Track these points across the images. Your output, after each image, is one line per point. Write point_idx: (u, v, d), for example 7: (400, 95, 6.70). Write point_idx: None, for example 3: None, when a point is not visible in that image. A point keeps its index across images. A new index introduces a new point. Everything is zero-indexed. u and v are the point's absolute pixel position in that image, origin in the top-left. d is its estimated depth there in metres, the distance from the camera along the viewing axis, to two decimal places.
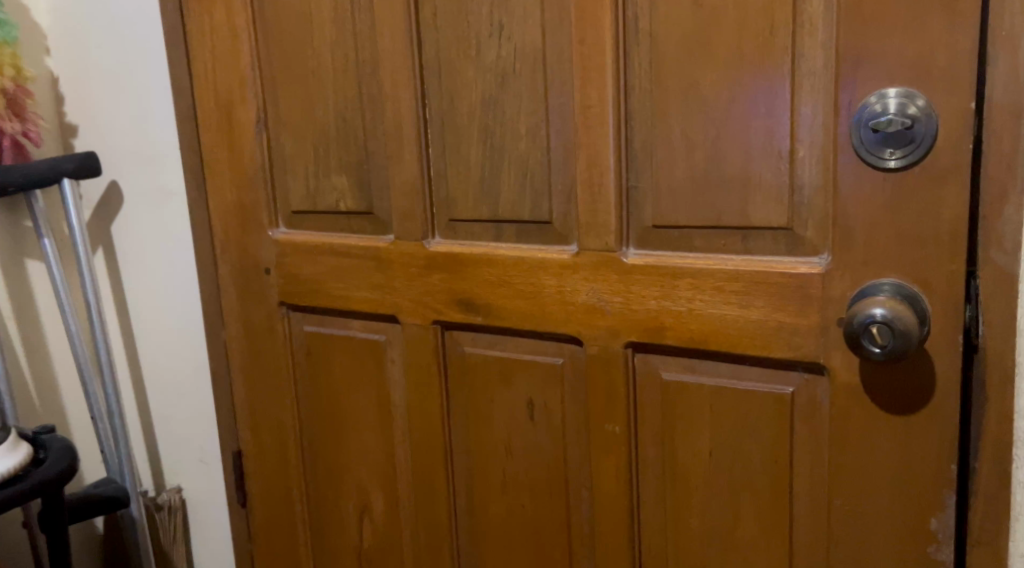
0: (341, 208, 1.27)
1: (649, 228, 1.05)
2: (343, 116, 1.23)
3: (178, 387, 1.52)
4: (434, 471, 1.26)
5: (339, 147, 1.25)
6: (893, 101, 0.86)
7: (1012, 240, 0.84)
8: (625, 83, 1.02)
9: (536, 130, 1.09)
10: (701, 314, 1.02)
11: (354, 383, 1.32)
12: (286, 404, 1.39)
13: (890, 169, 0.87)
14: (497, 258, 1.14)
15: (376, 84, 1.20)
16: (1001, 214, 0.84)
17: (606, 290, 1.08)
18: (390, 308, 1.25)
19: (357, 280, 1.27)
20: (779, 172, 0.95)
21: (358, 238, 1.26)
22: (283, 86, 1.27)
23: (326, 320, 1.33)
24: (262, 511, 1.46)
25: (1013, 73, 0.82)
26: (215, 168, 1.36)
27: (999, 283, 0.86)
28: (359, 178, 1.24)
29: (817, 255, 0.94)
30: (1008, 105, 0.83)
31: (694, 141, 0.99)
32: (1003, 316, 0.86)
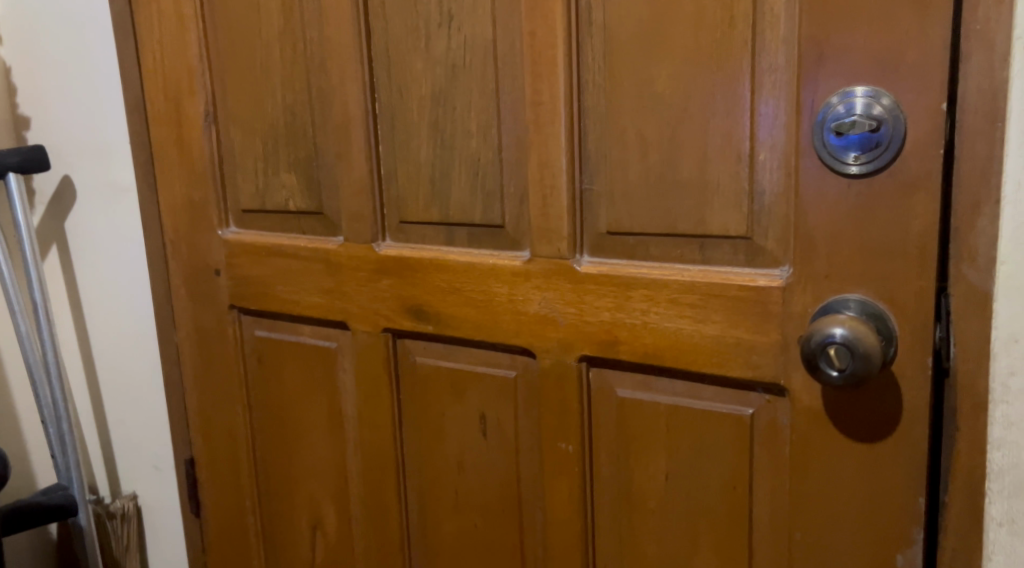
0: (291, 207, 1.21)
1: (604, 234, 0.98)
2: (292, 110, 1.17)
3: (134, 391, 1.47)
4: (386, 486, 1.20)
5: (289, 143, 1.19)
6: (859, 101, 0.79)
7: (986, 254, 0.77)
8: (579, 78, 0.95)
9: (487, 127, 1.02)
10: (657, 327, 0.95)
11: (306, 391, 1.27)
12: (238, 411, 1.33)
13: (855, 174, 0.80)
14: (447, 264, 1.08)
15: (325, 76, 1.13)
16: (974, 226, 0.77)
17: (558, 300, 1.01)
18: (340, 314, 1.18)
19: (307, 283, 1.21)
20: (737, 177, 0.88)
21: (307, 239, 1.20)
22: (232, 79, 1.21)
23: (277, 325, 1.27)
24: (215, 522, 1.40)
25: (989, 71, 0.75)
26: (165, 163, 1.30)
27: (973, 302, 0.78)
28: (309, 177, 1.18)
29: (777, 266, 0.87)
30: (982, 106, 0.75)
31: (649, 142, 0.93)
32: (976, 338, 0.79)
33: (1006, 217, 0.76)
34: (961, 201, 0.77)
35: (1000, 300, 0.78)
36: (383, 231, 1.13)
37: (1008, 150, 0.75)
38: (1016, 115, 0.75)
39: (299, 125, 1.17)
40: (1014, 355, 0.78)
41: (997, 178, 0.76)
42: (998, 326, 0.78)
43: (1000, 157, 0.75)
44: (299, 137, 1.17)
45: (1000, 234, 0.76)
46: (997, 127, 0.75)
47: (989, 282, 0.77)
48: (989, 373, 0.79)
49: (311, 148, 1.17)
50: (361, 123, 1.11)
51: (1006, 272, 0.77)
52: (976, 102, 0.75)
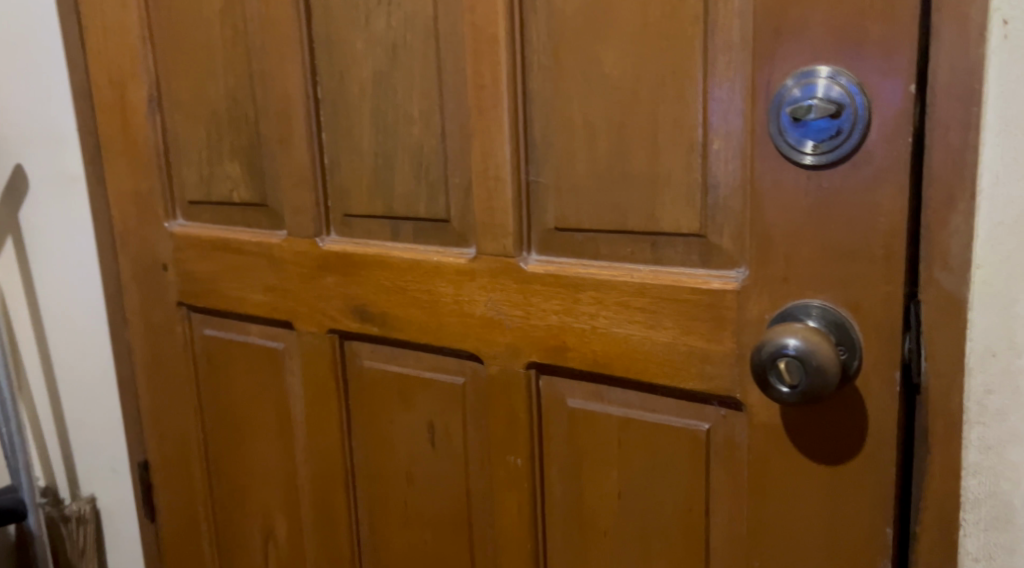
0: (236, 199, 1.14)
1: (552, 230, 0.90)
2: (235, 95, 1.10)
3: (89, 389, 1.41)
4: (335, 496, 1.13)
5: (233, 131, 1.12)
6: (815, 83, 0.70)
7: (960, 256, 0.69)
8: (522, 58, 0.87)
9: (429, 113, 0.95)
10: (606, 333, 0.87)
11: (255, 394, 1.20)
12: (190, 413, 1.27)
13: (815, 165, 0.72)
14: (392, 261, 1.00)
15: (267, 59, 1.06)
16: (947, 225, 0.69)
17: (505, 302, 0.93)
18: (286, 313, 1.12)
19: (253, 280, 1.14)
20: (690, 168, 0.80)
21: (252, 233, 1.13)
22: (176, 62, 1.14)
23: (226, 324, 1.21)
24: (170, 528, 1.34)
25: (962, 49, 0.66)
26: (111, 151, 1.24)
27: (945, 310, 0.70)
28: (253, 166, 1.11)
29: (732, 267, 0.79)
30: (955, 89, 0.67)
31: (597, 128, 0.84)
32: (949, 350, 0.70)
33: (981, 215, 0.68)
34: (932, 196, 0.69)
35: (974, 307, 0.69)
36: (328, 225, 1.07)
37: (984, 139, 0.67)
38: (993, 100, 0.66)
39: (242, 111, 1.10)
40: (991, 371, 0.69)
41: (972, 170, 0.68)
42: (973, 337, 0.69)
43: (975, 146, 0.67)
44: (243, 124, 1.11)
45: (975, 234, 0.68)
46: (972, 112, 0.67)
47: (963, 288, 0.69)
48: (963, 389, 0.71)
49: (255, 136, 1.10)
50: (303, 110, 1.04)
51: (981, 276, 0.68)
52: (949, 84, 0.67)
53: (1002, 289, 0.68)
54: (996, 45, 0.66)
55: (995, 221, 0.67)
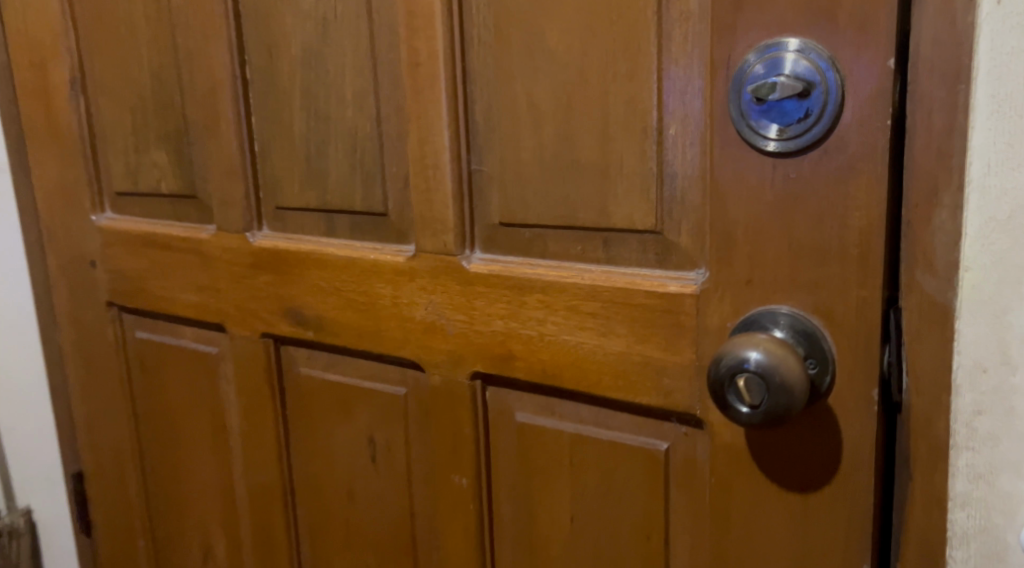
0: (163, 189, 1.05)
1: (496, 226, 0.81)
2: (160, 76, 1.01)
3: (21, 394, 1.32)
4: (273, 514, 1.05)
5: (159, 115, 1.03)
6: (778, 58, 0.61)
7: (946, 257, 0.60)
8: (460, 33, 0.78)
9: (363, 95, 0.85)
10: (555, 340, 0.78)
11: (189, 402, 1.11)
12: (123, 422, 1.18)
13: (784, 152, 0.63)
14: (324, 259, 0.91)
15: (192, 37, 0.97)
16: (931, 221, 0.60)
17: (445, 305, 0.84)
18: (216, 315, 1.03)
19: (183, 280, 1.05)
20: (643, 156, 0.71)
21: (180, 228, 1.04)
22: (99, 41, 1.05)
23: (158, 326, 1.12)
24: (106, 543, 1.26)
25: (949, 18, 0.58)
26: (34, 138, 1.14)
27: (928, 318, 0.61)
28: (181, 155, 1.03)
29: (691, 268, 0.71)
30: (941, 64, 0.58)
31: (543, 111, 0.75)
32: (933, 363, 0.62)
33: (968, 208, 0.60)
34: (915, 189, 0.60)
35: (962, 317, 0.61)
36: (260, 219, 0.98)
37: (973, 122, 0.58)
38: (982, 76, 0.58)
39: (169, 95, 1.01)
40: (981, 389, 0.61)
41: (959, 158, 0.59)
42: (960, 351, 0.61)
43: (964, 129, 0.59)
44: (170, 109, 1.01)
45: (962, 231, 0.60)
46: (959, 91, 0.58)
47: (949, 292, 0.60)
48: (948, 408, 0.62)
49: (183, 122, 1.01)
50: (231, 93, 0.95)
51: (969, 281, 0.60)
52: (934, 58, 0.58)
53: (993, 296, 0.60)
54: (987, 13, 0.57)
55: (985, 217, 0.59)
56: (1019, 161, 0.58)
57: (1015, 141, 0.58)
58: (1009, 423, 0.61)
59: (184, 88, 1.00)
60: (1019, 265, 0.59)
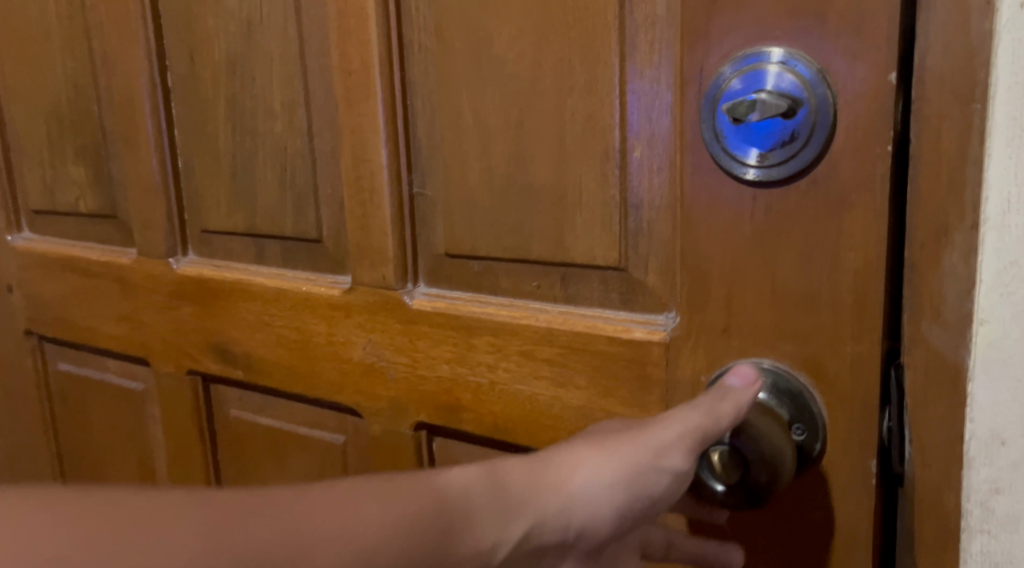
0: (82, 209, 0.95)
1: (442, 256, 0.71)
2: (76, 83, 0.91)
3: None
4: None
5: (76, 126, 0.93)
6: (758, 71, 0.52)
7: (957, 307, 0.51)
8: (397, 37, 0.68)
9: (292, 106, 0.76)
10: (506, 390, 0.68)
11: (113, 442, 1.02)
12: (46, 459, 1.08)
13: (767, 181, 0.53)
14: (254, 291, 0.81)
15: (109, 39, 0.87)
16: (938, 265, 0.51)
17: (385, 345, 0.74)
18: (140, 349, 0.94)
19: (103, 309, 0.95)
20: (605, 182, 0.61)
21: (101, 251, 0.94)
22: (11, 42, 0.95)
23: (82, 357, 1.02)
24: None
25: (961, 23, 0.48)
26: None
27: (935, 377, 0.52)
28: (100, 170, 0.92)
29: (660, 311, 0.61)
30: (951, 79, 0.49)
31: (490, 128, 0.65)
32: (940, 430, 0.52)
33: (984, 251, 0.51)
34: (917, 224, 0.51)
35: (976, 380, 0.52)
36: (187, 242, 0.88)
37: (990, 149, 0.50)
38: (1001, 96, 0.49)
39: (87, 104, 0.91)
40: (998, 463, 0.53)
41: (973, 191, 0.50)
42: (974, 418, 0.53)
43: (978, 157, 0.49)
44: (89, 119, 0.91)
45: (977, 279, 0.51)
46: (973, 111, 0.49)
47: (961, 348, 0.51)
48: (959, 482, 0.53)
49: (103, 134, 0.91)
50: (151, 102, 0.85)
51: (985, 337, 0.52)
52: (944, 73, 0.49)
53: (1015, 355, 0.52)
54: (1008, 19, 0.48)
55: (1004, 262, 0.51)
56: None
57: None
58: None
59: (103, 96, 0.90)
60: None
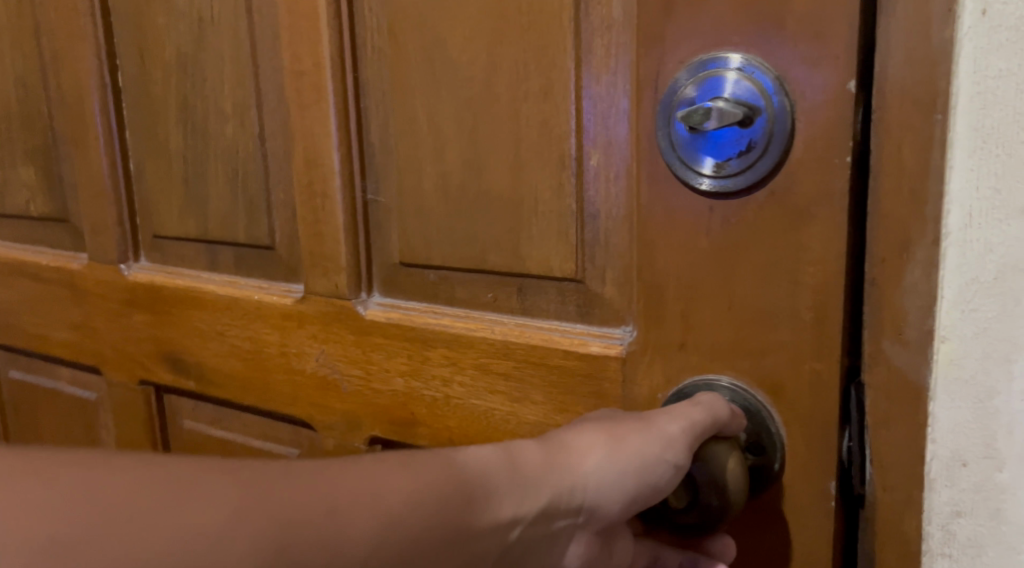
0: (32, 212, 0.92)
1: (397, 266, 0.68)
2: (25, 81, 0.88)
3: None
4: None
5: (25, 126, 0.90)
6: (714, 78, 0.50)
7: (919, 324, 0.49)
8: (350, 38, 0.66)
9: (244, 108, 0.73)
10: (462, 405, 0.66)
11: None
12: None
13: (723, 192, 0.52)
14: (206, 299, 0.79)
15: (57, 36, 0.84)
16: (899, 282, 0.49)
17: (339, 357, 0.71)
18: (90, 358, 0.91)
19: (53, 317, 0.93)
20: (561, 190, 0.59)
21: (51, 256, 0.91)
22: None
23: (33, 365, 1.00)
24: None
25: (924, 32, 0.47)
26: None
27: (896, 396, 0.50)
28: (50, 172, 0.90)
29: (617, 325, 0.59)
30: (912, 88, 0.47)
31: (444, 133, 0.63)
32: (902, 451, 0.51)
33: (945, 266, 0.50)
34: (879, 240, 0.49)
35: (938, 398, 0.51)
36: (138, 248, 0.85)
37: (952, 160, 0.48)
38: (962, 106, 0.48)
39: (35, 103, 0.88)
40: (960, 485, 0.52)
41: (935, 205, 0.48)
42: (936, 439, 0.51)
43: (940, 170, 0.48)
44: (37, 120, 0.89)
45: (939, 295, 0.50)
46: (935, 122, 0.47)
47: (923, 367, 0.50)
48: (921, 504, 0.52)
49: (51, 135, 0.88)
50: (100, 103, 0.82)
51: (946, 355, 0.50)
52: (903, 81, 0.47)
53: (976, 375, 0.50)
54: (970, 27, 0.47)
55: (966, 279, 0.50)
56: (1007, 211, 0.48)
57: (1002, 184, 0.48)
58: (989, 526, 0.52)
59: (51, 96, 0.87)
60: (1009, 338, 0.50)
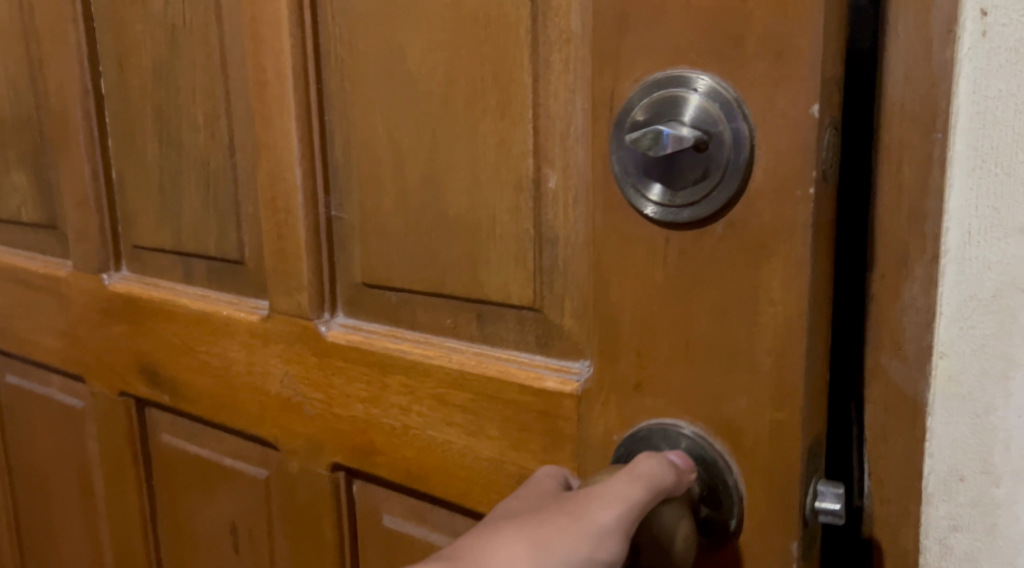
0: (23, 217, 0.92)
1: (359, 286, 0.65)
2: (16, 86, 0.88)
3: None
4: None
5: (16, 131, 0.89)
6: (668, 102, 0.46)
7: (916, 340, 0.52)
8: (313, 47, 0.63)
9: (214, 117, 0.71)
10: (419, 436, 0.62)
11: (57, 459, 0.99)
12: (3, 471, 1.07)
13: (677, 222, 0.47)
14: (179, 313, 0.77)
15: (42, 42, 0.83)
16: (898, 299, 0.52)
17: (302, 379, 0.69)
18: (76, 365, 0.90)
19: (41, 323, 0.92)
20: (518, 212, 0.55)
21: (39, 261, 0.91)
22: None
23: (27, 371, 0.99)
24: None
25: (925, 51, 0.49)
26: None
27: (893, 409, 0.53)
28: (39, 177, 0.89)
29: (575, 358, 0.55)
30: (906, 114, 0.50)
31: (403, 149, 0.60)
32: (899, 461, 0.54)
33: (944, 283, 0.51)
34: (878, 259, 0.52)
35: (935, 412, 0.53)
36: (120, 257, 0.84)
37: (951, 178, 0.50)
38: (961, 125, 0.50)
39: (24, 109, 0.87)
40: (957, 499, 0.53)
41: (933, 222, 0.51)
42: (933, 453, 0.53)
43: (939, 189, 0.50)
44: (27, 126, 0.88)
45: (936, 312, 0.51)
46: (935, 141, 0.50)
47: (920, 383, 0.52)
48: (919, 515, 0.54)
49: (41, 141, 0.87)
50: (82, 110, 0.81)
51: (944, 370, 0.52)
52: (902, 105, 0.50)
53: (973, 391, 0.52)
54: (969, 47, 0.49)
55: (963, 297, 0.51)
56: (1005, 230, 0.50)
57: (1001, 204, 0.49)
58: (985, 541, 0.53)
59: (39, 101, 0.86)
60: (1005, 354, 0.51)
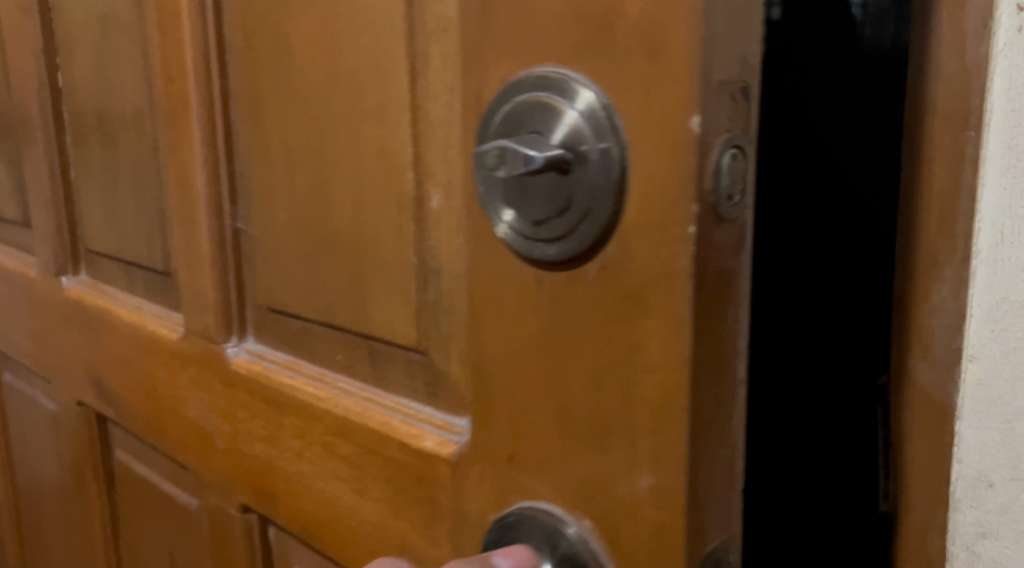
0: (8, 215, 0.89)
1: (264, 309, 0.58)
2: None
3: None
4: None
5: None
6: (534, 106, 0.36)
7: (947, 344, 0.42)
8: (215, 37, 0.55)
9: (140, 116, 0.65)
10: (311, 486, 0.54)
11: (41, 463, 0.96)
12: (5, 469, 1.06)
13: (545, 260, 0.38)
14: (116, 325, 0.72)
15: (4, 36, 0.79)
16: (924, 301, 0.42)
17: (213, 408, 0.62)
18: (45, 371, 0.87)
19: (17, 326, 0.89)
20: (399, 234, 0.46)
21: (16, 261, 0.88)
22: None
23: (18, 371, 0.97)
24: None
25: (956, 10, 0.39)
26: None
27: (917, 423, 0.43)
28: (17, 176, 0.86)
29: (455, 414, 0.45)
30: (944, 102, 0.40)
31: (295, 155, 0.52)
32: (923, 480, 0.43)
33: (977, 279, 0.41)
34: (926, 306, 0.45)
35: (963, 418, 0.43)
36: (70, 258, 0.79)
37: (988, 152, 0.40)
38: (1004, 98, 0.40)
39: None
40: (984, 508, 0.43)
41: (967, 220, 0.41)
42: (959, 460, 0.43)
43: (972, 188, 0.41)
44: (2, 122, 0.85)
45: (966, 312, 0.41)
46: (968, 139, 0.40)
47: (949, 389, 0.42)
48: (944, 528, 0.43)
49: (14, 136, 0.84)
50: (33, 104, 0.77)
51: (973, 376, 0.42)
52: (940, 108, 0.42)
53: (1004, 395, 0.42)
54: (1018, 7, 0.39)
55: (996, 296, 0.41)
56: None
57: None
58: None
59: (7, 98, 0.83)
60: None
